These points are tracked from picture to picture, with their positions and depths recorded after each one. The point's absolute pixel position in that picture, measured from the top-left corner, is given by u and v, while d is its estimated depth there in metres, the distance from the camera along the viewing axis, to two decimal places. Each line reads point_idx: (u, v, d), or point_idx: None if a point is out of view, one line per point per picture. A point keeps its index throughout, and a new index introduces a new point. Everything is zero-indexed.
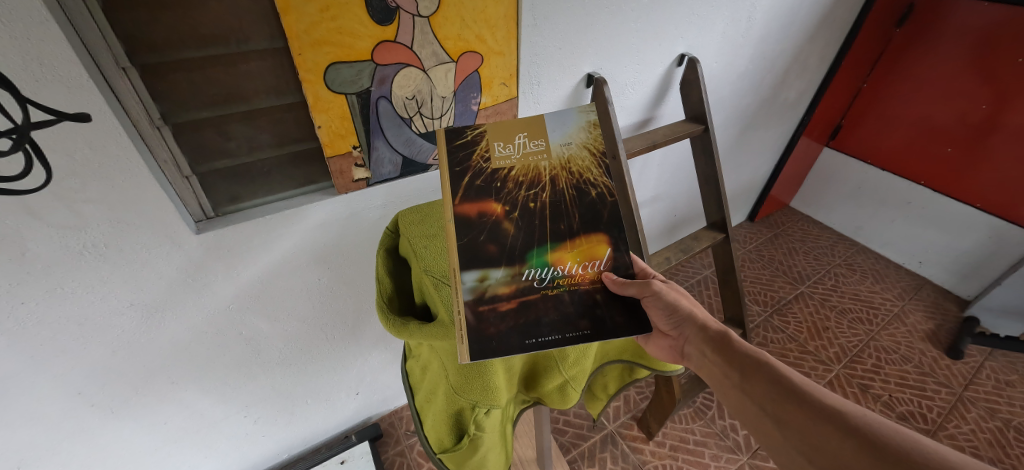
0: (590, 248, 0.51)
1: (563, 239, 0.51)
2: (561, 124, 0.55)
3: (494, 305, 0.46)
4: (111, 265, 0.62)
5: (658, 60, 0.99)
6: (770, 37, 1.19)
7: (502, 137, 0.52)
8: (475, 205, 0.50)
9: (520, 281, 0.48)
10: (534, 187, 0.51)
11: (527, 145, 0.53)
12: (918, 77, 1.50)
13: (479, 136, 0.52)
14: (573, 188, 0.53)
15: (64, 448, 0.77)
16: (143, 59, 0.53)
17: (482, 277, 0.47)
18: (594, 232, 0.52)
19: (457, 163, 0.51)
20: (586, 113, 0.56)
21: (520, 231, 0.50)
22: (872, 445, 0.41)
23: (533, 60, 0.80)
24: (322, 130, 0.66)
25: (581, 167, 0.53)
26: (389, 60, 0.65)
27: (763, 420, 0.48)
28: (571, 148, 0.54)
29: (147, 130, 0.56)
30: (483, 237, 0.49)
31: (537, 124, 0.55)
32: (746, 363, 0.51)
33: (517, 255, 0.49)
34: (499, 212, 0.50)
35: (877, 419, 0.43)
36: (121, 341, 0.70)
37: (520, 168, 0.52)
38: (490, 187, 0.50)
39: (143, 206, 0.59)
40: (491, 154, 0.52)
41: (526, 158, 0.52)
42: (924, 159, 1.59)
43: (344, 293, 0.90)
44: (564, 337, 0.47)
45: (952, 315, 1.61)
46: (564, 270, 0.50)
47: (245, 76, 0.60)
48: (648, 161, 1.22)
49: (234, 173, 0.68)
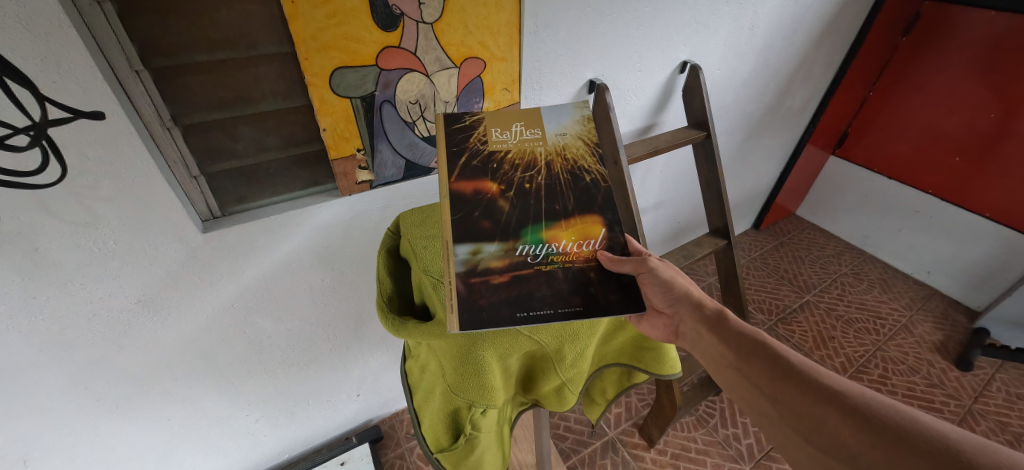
0: (585, 228, 0.52)
1: (556, 218, 0.51)
2: (557, 117, 0.57)
3: (487, 277, 0.47)
4: (121, 263, 0.64)
5: (659, 67, 1.00)
6: (774, 45, 1.19)
7: (499, 124, 0.55)
8: (471, 182, 0.51)
9: (514, 256, 0.49)
10: (529, 170, 0.53)
11: (523, 133, 0.55)
12: (925, 85, 1.50)
13: (476, 122, 0.54)
14: (568, 174, 0.54)
15: (68, 441, 0.78)
16: (155, 63, 0.55)
17: (475, 250, 0.48)
18: (588, 214, 0.52)
19: (454, 143, 0.53)
20: (581, 108, 0.58)
21: (514, 208, 0.51)
22: (866, 423, 0.40)
23: (535, 66, 0.81)
24: (327, 133, 0.68)
25: (575, 154, 0.55)
26: (393, 66, 0.66)
27: (757, 398, 0.48)
28: (566, 137, 0.56)
29: (156, 130, 0.58)
30: (478, 213, 0.49)
31: (534, 115, 0.57)
32: (741, 343, 0.52)
33: (511, 231, 0.50)
34: (494, 191, 0.51)
35: (871, 396, 0.42)
36: (127, 336, 0.71)
37: (516, 151, 0.53)
38: (486, 167, 0.52)
39: (152, 205, 0.61)
40: (488, 138, 0.54)
41: (522, 143, 0.54)
42: (932, 167, 1.58)
43: (345, 294, 0.91)
44: (557, 311, 0.47)
45: (962, 327, 1.58)
46: (558, 246, 0.50)
47: (254, 80, 0.62)
48: (651, 167, 1.23)
49: (241, 175, 0.70)
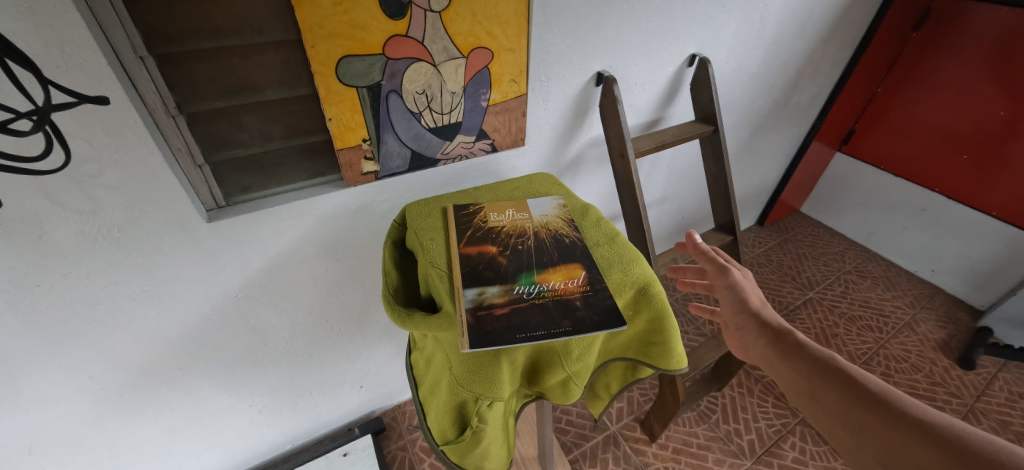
0: (569, 271, 0.55)
1: (546, 266, 0.56)
2: (540, 204, 0.67)
3: (490, 311, 0.49)
4: (124, 251, 0.63)
5: (668, 60, 0.99)
6: (782, 39, 1.18)
7: (496, 209, 0.66)
8: (476, 247, 0.58)
9: (513, 294, 0.52)
10: (521, 237, 0.61)
11: (515, 215, 0.65)
12: (934, 82, 1.48)
13: (477, 210, 0.66)
14: (552, 238, 0.61)
15: (74, 429, 0.79)
16: (159, 49, 0.54)
17: (480, 291, 0.52)
18: (571, 262, 0.57)
19: (462, 223, 0.62)
20: (558, 198, 0.69)
21: (510, 262, 0.56)
22: (954, 456, 0.40)
23: (544, 57, 0.80)
24: (333, 122, 0.67)
25: (556, 226, 0.63)
26: (399, 55, 0.65)
27: (836, 426, 0.48)
28: (548, 216, 0.65)
29: (161, 119, 0.58)
30: (482, 266, 0.55)
31: (522, 204, 0.68)
32: (814, 368, 0.52)
33: (508, 277, 0.54)
34: (494, 251, 0.58)
35: (963, 428, 0.41)
36: (131, 325, 0.71)
37: (510, 227, 0.63)
38: (488, 237, 0.60)
39: (156, 193, 0.60)
40: (488, 220, 0.64)
41: (514, 221, 0.64)
42: (940, 165, 1.57)
43: (349, 285, 0.91)
44: (551, 332, 0.48)
45: (965, 325, 1.58)
46: (549, 285, 0.53)
47: (259, 68, 0.61)
48: (657, 161, 1.22)
49: (246, 164, 0.69)
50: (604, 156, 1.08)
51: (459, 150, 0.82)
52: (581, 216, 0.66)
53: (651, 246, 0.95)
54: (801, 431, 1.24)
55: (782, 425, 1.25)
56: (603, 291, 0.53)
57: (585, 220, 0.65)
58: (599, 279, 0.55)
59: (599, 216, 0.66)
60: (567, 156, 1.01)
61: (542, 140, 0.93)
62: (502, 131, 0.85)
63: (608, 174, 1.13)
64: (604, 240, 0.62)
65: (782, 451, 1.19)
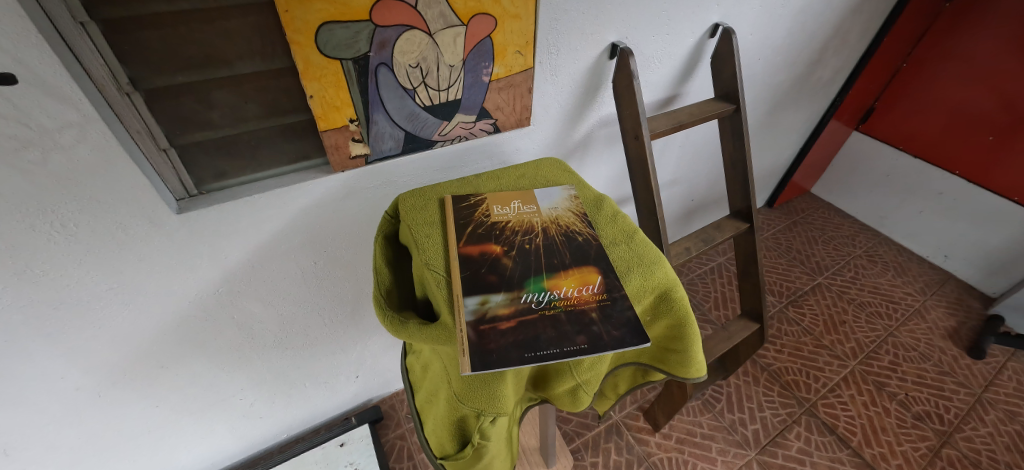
0: (583, 275, 0.49)
1: (557, 270, 0.50)
2: (549, 197, 0.61)
3: (495, 324, 0.43)
4: (85, 247, 0.57)
5: (689, 30, 0.89)
6: (812, 8, 1.07)
7: (500, 202, 0.59)
8: (477, 246, 0.52)
9: (520, 303, 0.46)
10: (528, 234, 0.54)
11: (521, 208, 0.58)
12: (964, 57, 1.38)
13: (479, 202, 0.59)
14: (563, 236, 0.54)
15: (52, 429, 0.75)
16: (103, 13, 0.45)
17: (483, 300, 0.45)
18: (584, 265, 0.51)
19: (462, 217, 0.56)
20: (569, 189, 0.62)
21: (516, 265, 0.50)
22: None
23: (553, 26, 0.71)
24: (315, 100, 0.59)
25: (567, 222, 0.56)
26: (390, 21, 0.56)
27: None
28: (559, 210, 0.58)
29: (113, 97, 0.50)
30: (485, 270, 0.49)
31: (529, 195, 0.61)
32: None
33: (515, 283, 0.48)
34: (498, 251, 0.51)
35: None
36: (105, 323, 0.66)
37: (515, 221, 0.56)
38: (490, 234, 0.54)
39: (114, 183, 0.53)
40: (491, 213, 0.57)
41: (520, 215, 0.57)
42: (963, 147, 1.49)
43: (340, 275, 0.85)
44: (563, 351, 0.42)
45: (976, 313, 1.54)
46: (560, 293, 0.47)
47: (227, 36, 0.53)
48: (670, 141, 1.14)
49: (219, 148, 0.61)
50: (614, 136, 1.00)
51: (458, 130, 0.74)
52: (594, 210, 0.60)
53: (664, 235, 0.88)
54: (806, 421, 1.22)
55: (787, 415, 1.23)
56: (622, 300, 0.47)
57: (600, 215, 0.59)
58: (617, 286, 0.49)
59: (615, 210, 0.60)
60: (576, 136, 0.93)
61: (549, 118, 0.85)
62: (505, 110, 0.76)
63: (618, 155, 1.05)
64: (622, 238, 0.55)
65: (787, 441, 1.17)
